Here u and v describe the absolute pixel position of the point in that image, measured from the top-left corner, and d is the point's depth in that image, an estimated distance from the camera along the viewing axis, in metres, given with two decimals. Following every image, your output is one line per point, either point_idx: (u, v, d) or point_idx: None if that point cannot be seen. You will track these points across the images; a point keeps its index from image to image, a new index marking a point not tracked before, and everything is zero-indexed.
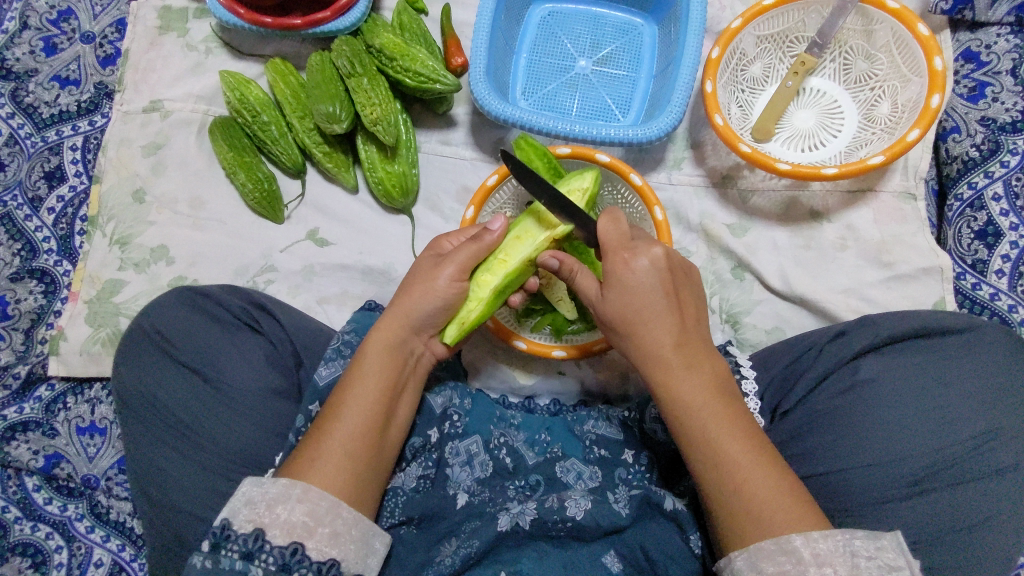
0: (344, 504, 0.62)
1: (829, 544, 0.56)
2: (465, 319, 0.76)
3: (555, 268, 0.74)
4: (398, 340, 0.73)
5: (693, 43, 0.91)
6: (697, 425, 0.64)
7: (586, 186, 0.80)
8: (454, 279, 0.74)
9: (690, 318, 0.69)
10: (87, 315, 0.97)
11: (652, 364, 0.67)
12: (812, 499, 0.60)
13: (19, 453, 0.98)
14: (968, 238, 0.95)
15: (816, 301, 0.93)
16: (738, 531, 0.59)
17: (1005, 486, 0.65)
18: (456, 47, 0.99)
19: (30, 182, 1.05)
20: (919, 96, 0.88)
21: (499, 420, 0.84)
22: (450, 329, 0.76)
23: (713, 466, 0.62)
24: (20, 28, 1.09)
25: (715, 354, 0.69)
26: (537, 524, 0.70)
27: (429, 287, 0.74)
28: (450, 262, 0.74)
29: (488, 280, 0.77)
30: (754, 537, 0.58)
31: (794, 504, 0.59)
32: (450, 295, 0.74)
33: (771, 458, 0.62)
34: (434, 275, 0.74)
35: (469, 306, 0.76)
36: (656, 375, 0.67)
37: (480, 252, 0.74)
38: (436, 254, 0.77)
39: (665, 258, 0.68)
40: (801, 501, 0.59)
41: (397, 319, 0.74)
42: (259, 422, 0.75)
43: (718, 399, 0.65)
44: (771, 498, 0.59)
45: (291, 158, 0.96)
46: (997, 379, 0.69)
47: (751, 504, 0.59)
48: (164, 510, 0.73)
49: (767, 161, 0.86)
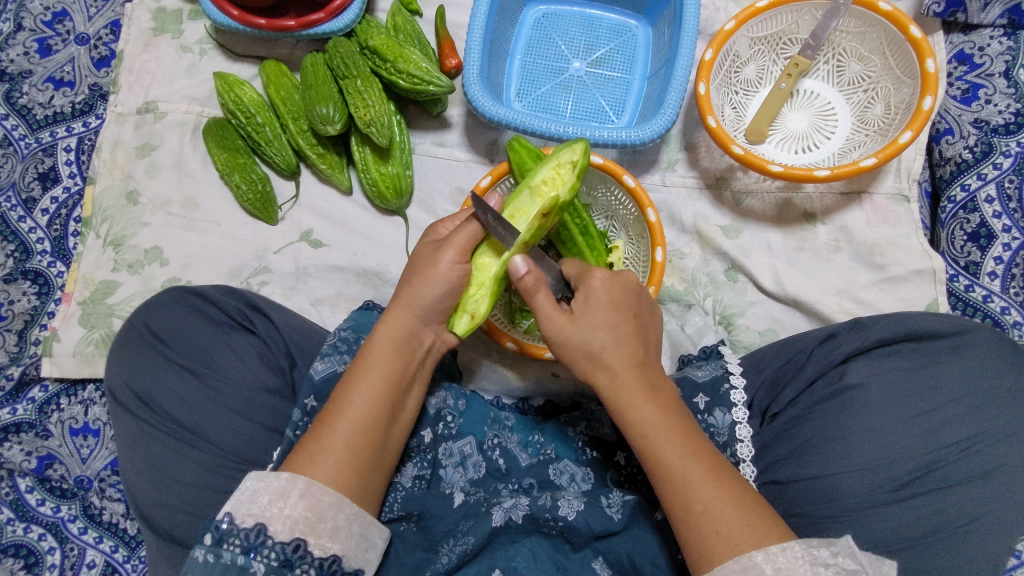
0: (348, 500, 0.63)
1: (788, 557, 0.56)
2: (474, 311, 0.77)
3: (521, 273, 0.69)
4: (407, 333, 0.73)
5: (686, 45, 0.91)
6: (661, 445, 0.63)
7: (575, 159, 0.78)
8: (455, 262, 0.74)
9: (649, 345, 0.71)
10: (81, 316, 0.97)
11: (615, 385, 0.67)
12: (777, 514, 0.61)
13: (11, 454, 0.98)
14: (961, 240, 0.95)
15: (810, 302, 0.93)
16: (706, 551, 0.59)
17: (992, 488, 0.65)
18: (450, 48, 1.00)
19: (24, 183, 1.05)
20: (911, 98, 0.88)
21: (493, 421, 0.84)
22: (461, 322, 0.77)
23: (677, 485, 0.62)
24: (15, 30, 1.09)
25: (669, 382, 0.70)
26: (530, 519, 0.71)
27: (432, 273, 0.73)
28: (449, 245, 0.73)
29: (487, 263, 0.77)
30: (721, 555, 0.58)
31: (758, 522, 0.59)
32: (453, 278, 0.73)
33: (733, 478, 0.62)
34: (436, 259, 0.74)
35: (481, 298, 0.77)
36: (621, 396, 0.66)
37: (477, 233, 0.74)
38: (434, 239, 0.77)
39: (631, 284, 0.72)
40: (765, 517, 0.59)
41: (405, 309, 0.73)
42: (251, 419, 0.75)
43: (680, 422, 0.65)
44: (738, 517, 0.59)
45: (285, 160, 0.96)
46: (986, 382, 0.69)
47: (718, 524, 0.59)
48: (157, 510, 0.73)
49: (760, 163, 0.86)
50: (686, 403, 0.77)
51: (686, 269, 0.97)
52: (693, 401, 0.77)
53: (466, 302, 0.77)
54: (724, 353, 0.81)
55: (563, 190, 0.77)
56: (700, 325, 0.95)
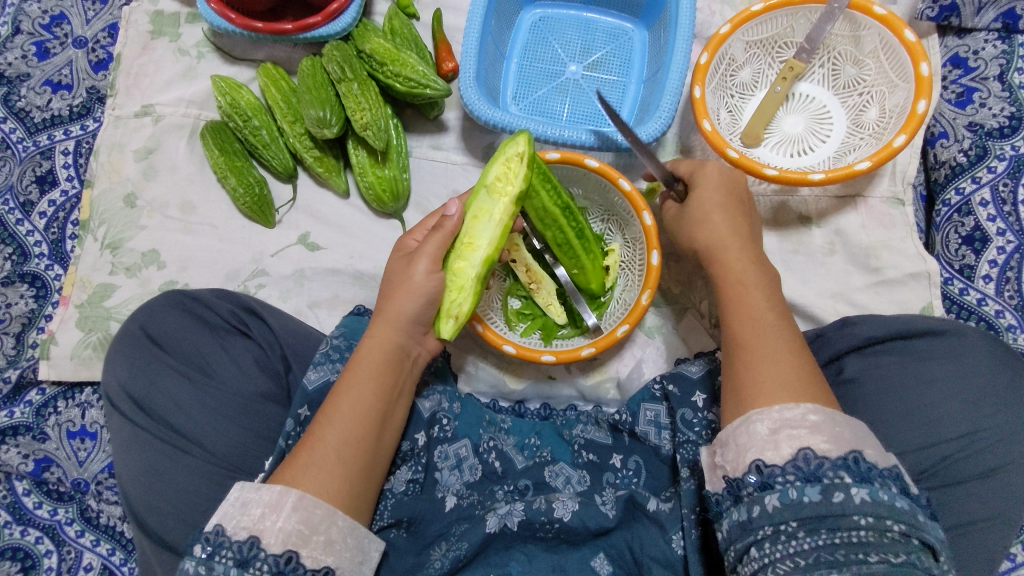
0: (340, 512, 0.63)
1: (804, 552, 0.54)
2: (459, 313, 0.77)
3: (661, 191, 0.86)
4: (393, 346, 0.74)
5: (682, 49, 0.92)
6: (750, 302, 0.71)
7: (522, 152, 0.76)
8: (430, 271, 0.75)
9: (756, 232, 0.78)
10: (78, 319, 0.97)
11: (716, 251, 0.76)
12: (825, 387, 0.64)
13: (8, 457, 0.98)
14: (956, 243, 0.95)
15: (804, 305, 0.93)
16: (760, 394, 0.63)
17: (993, 485, 0.65)
18: (447, 51, 1.00)
19: (21, 187, 1.05)
20: (906, 102, 0.89)
21: (488, 424, 0.84)
22: (446, 325, 0.77)
23: (754, 336, 0.68)
24: (13, 33, 1.09)
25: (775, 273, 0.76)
26: (526, 524, 0.71)
27: (410, 286, 0.75)
28: (421, 256, 0.75)
29: (463, 267, 0.77)
30: (775, 397, 0.62)
31: (814, 393, 0.62)
32: (431, 287, 0.75)
33: (804, 351, 0.66)
34: (410, 272, 0.75)
35: (463, 300, 0.77)
36: (720, 257, 0.75)
37: (446, 241, 0.76)
38: (405, 253, 0.79)
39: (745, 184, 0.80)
40: (817, 390, 0.62)
41: (388, 323, 0.74)
42: (247, 425, 0.75)
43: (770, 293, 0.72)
44: (791, 373, 0.63)
45: (282, 163, 0.97)
46: (979, 379, 0.69)
47: (782, 371, 0.64)
48: (151, 514, 0.73)
49: (754, 166, 0.86)
50: (685, 402, 0.78)
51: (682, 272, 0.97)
52: (692, 400, 0.78)
53: (449, 306, 0.77)
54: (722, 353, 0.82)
55: (519, 185, 0.76)
56: (692, 326, 0.95)
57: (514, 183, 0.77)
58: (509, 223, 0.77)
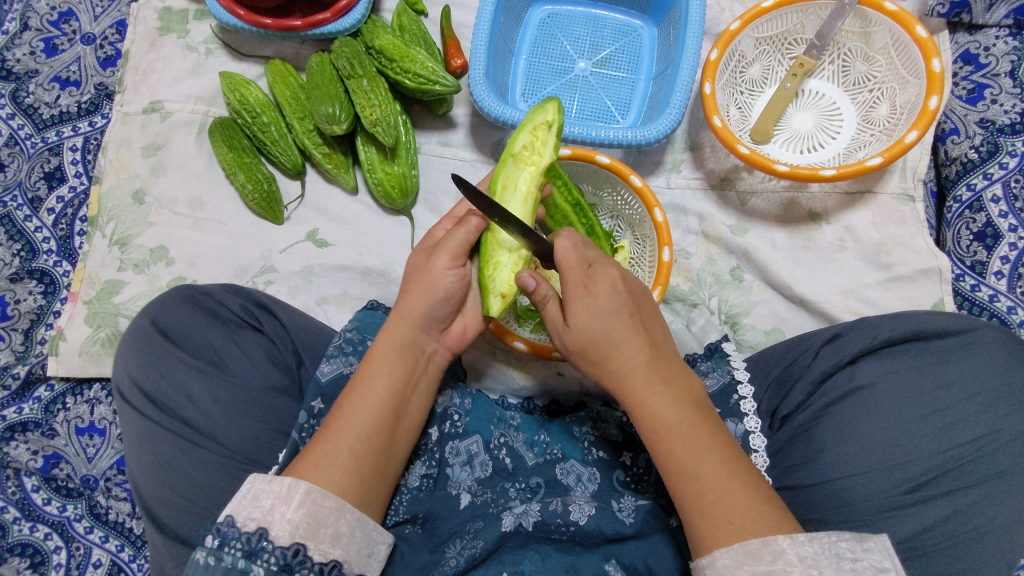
0: (349, 505, 0.63)
1: (815, 547, 0.54)
2: (505, 292, 0.77)
3: (531, 288, 0.69)
4: (407, 340, 0.74)
5: (692, 45, 0.91)
6: (673, 437, 0.62)
7: (550, 120, 0.77)
8: (449, 266, 0.74)
9: (656, 336, 0.68)
10: (87, 316, 0.97)
11: (628, 377, 0.65)
12: (787, 510, 0.59)
13: (18, 453, 0.98)
14: (967, 239, 0.95)
15: (816, 301, 0.93)
16: (707, 538, 0.57)
17: (1008, 488, 0.65)
18: (456, 47, 1.00)
19: (30, 183, 1.05)
20: (917, 97, 0.88)
21: (498, 420, 0.84)
22: (494, 304, 0.76)
23: (689, 471, 0.60)
24: (21, 29, 1.09)
25: (687, 371, 0.68)
26: (541, 526, 0.71)
27: (428, 280, 0.74)
28: (443, 251, 0.74)
29: (501, 246, 0.78)
30: (722, 541, 0.56)
31: (771, 516, 0.57)
32: (447, 282, 0.74)
33: (753, 477, 0.60)
34: (430, 266, 0.74)
35: (505, 277, 0.77)
36: (629, 382, 0.65)
37: (470, 236, 0.73)
38: (429, 246, 0.78)
39: (622, 281, 0.68)
40: (781, 511, 0.58)
41: (402, 318, 0.74)
42: (260, 419, 0.75)
43: (692, 412, 0.63)
44: (741, 509, 0.57)
45: (291, 159, 0.96)
46: (995, 379, 0.69)
47: (728, 512, 0.57)
48: (162, 507, 0.72)
49: (766, 162, 0.86)
50: None
51: (691, 269, 0.97)
52: None
53: (496, 285, 0.77)
54: (729, 353, 0.79)
55: (547, 154, 0.77)
56: (704, 324, 0.93)
57: (543, 152, 0.77)
58: (535, 195, 0.77)
